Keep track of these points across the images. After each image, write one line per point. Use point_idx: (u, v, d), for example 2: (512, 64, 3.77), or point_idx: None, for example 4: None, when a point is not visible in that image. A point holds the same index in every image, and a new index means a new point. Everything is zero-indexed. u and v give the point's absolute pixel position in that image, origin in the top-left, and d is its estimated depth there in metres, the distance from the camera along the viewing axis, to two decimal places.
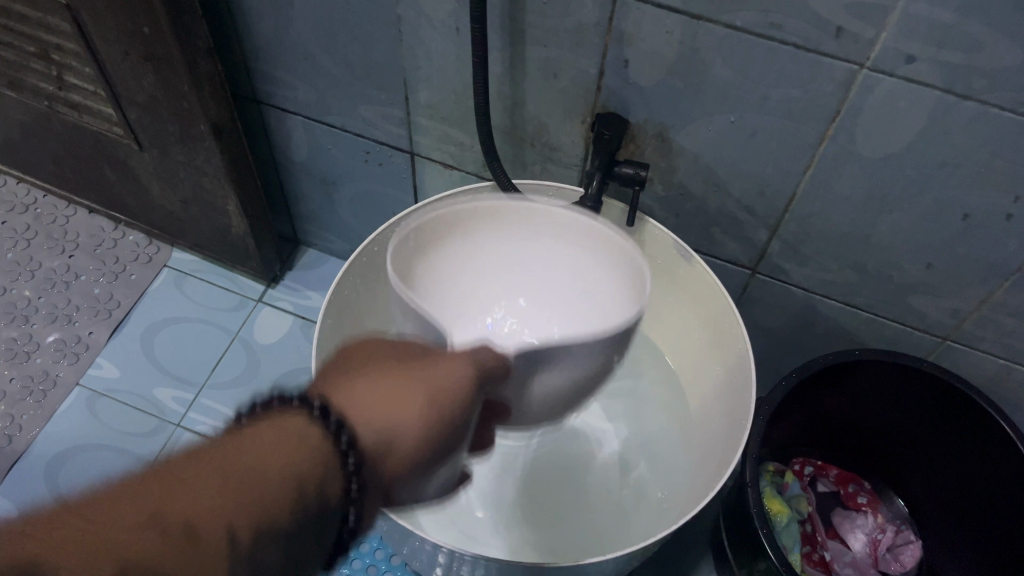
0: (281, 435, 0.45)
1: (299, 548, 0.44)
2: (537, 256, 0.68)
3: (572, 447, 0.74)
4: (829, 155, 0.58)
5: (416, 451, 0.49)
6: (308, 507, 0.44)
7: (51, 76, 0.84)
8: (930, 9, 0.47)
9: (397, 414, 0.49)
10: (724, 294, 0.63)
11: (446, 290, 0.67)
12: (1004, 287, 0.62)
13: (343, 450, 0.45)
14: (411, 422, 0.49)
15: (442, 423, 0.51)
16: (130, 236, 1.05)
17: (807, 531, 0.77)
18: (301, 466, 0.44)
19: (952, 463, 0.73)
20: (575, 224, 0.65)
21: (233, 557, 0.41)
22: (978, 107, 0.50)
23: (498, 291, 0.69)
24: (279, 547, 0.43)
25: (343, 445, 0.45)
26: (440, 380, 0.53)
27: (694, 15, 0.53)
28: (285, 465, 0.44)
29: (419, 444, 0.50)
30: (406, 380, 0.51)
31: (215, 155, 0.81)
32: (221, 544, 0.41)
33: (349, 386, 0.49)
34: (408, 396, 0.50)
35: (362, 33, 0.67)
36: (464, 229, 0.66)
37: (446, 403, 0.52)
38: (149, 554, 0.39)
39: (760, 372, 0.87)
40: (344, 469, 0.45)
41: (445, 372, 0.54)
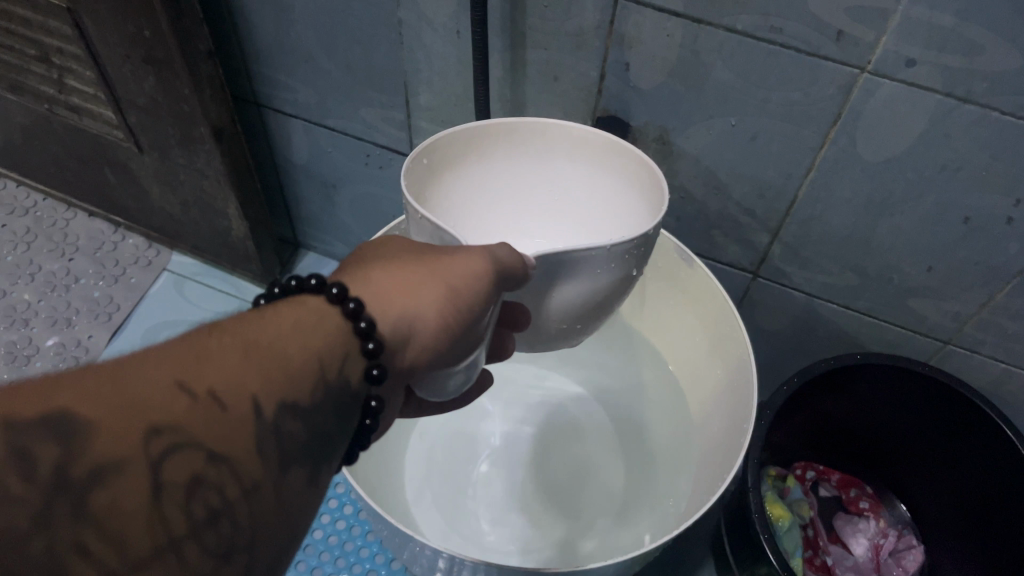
0: (301, 310, 0.37)
1: (325, 437, 0.36)
2: (551, 176, 0.62)
3: (572, 452, 0.74)
4: (829, 158, 0.58)
5: (450, 333, 0.41)
6: (334, 388, 0.36)
7: (52, 80, 0.84)
8: (930, 13, 0.47)
9: (422, 292, 0.40)
10: (724, 298, 0.63)
11: (459, 215, 0.61)
12: (1004, 290, 0.62)
13: (361, 326, 0.37)
14: (429, 303, 0.40)
15: (463, 325, 0.42)
16: (130, 239, 1.05)
17: (809, 535, 0.76)
18: (325, 336, 0.36)
19: (953, 468, 0.73)
20: (595, 144, 0.58)
21: (258, 437, 0.32)
22: (978, 111, 0.50)
23: (512, 212, 0.64)
24: (303, 421, 0.34)
25: (363, 324, 0.37)
26: (472, 271, 0.41)
27: (695, 18, 0.53)
28: (304, 355, 0.35)
29: (452, 329, 0.41)
30: (433, 274, 0.41)
31: (216, 157, 0.81)
32: (247, 421, 0.32)
33: (366, 270, 0.41)
34: (427, 277, 0.41)
35: (363, 35, 0.67)
36: (470, 137, 0.57)
37: (476, 291, 0.41)
38: (170, 412, 0.29)
39: (760, 377, 0.86)
40: (367, 353, 0.38)
41: (473, 259, 0.42)
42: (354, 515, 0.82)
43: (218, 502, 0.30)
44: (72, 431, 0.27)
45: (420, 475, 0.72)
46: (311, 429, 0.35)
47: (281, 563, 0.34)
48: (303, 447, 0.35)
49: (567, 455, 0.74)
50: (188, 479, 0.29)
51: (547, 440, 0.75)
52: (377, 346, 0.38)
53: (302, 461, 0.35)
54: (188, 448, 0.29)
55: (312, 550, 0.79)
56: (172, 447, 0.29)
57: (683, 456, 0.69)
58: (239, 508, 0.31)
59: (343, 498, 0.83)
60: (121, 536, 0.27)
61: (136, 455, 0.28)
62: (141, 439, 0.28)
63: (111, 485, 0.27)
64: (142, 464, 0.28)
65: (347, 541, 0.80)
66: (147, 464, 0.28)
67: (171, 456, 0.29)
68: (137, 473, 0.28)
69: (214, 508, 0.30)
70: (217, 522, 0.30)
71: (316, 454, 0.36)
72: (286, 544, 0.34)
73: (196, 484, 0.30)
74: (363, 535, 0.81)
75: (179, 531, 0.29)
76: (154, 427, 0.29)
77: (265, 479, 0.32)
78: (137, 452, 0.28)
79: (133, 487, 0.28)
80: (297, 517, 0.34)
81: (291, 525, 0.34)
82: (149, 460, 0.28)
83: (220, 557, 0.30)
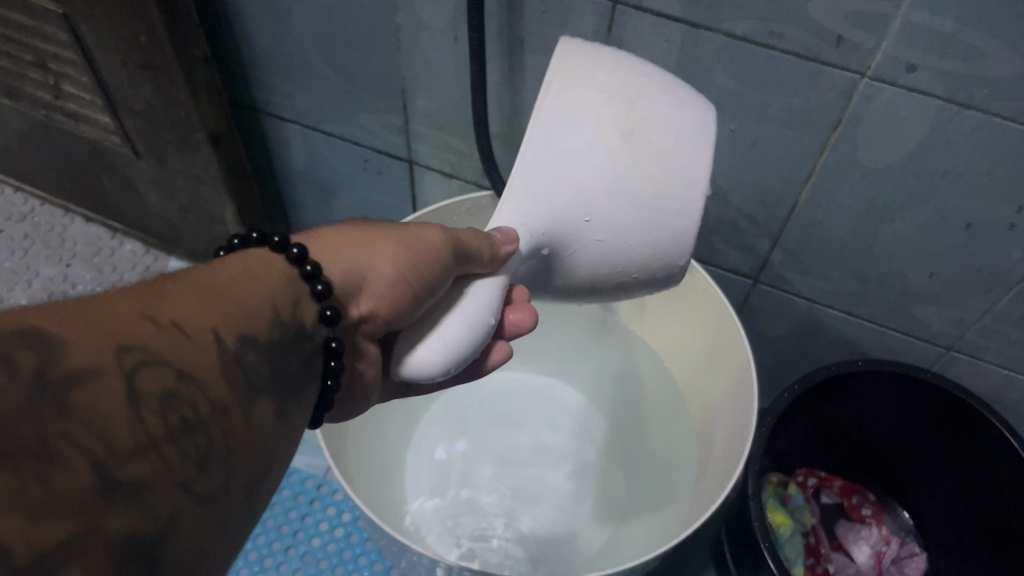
0: (249, 261, 0.39)
1: (287, 377, 0.37)
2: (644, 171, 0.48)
3: (572, 459, 0.74)
4: (830, 164, 0.57)
5: (405, 283, 0.44)
6: (290, 328, 0.38)
7: (48, 85, 0.83)
8: (931, 19, 0.46)
9: (379, 251, 0.44)
10: (725, 304, 0.63)
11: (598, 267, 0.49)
12: (1006, 297, 0.61)
13: (308, 270, 0.40)
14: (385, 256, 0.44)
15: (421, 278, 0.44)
16: (127, 245, 1.04)
17: (811, 542, 0.76)
18: (273, 282, 0.38)
19: (956, 474, 0.72)
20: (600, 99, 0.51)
21: (222, 363, 0.33)
22: (980, 116, 0.50)
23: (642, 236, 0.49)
24: (262, 356, 0.35)
25: (309, 268, 0.40)
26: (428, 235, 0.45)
27: (694, 24, 0.52)
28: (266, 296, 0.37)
29: (409, 278, 0.44)
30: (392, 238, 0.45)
31: (213, 163, 0.81)
32: (209, 347, 0.32)
33: (329, 231, 0.45)
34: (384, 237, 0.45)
35: (360, 41, 0.66)
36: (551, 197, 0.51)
37: (430, 246, 0.45)
38: (135, 332, 0.30)
39: (761, 383, 0.86)
40: (315, 295, 0.40)
41: (431, 233, 0.46)
42: (353, 521, 0.82)
43: (189, 416, 0.30)
44: (48, 340, 0.27)
45: (418, 483, 0.72)
46: (271, 365, 0.36)
47: (256, 487, 0.34)
48: (266, 380, 0.35)
49: (567, 463, 0.74)
50: (159, 392, 0.29)
51: (546, 446, 0.75)
52: (325, 290, 0.40)
53: (268, 394, 0.35)
54: (155, 363, 0.30)
55: (311, 557, 0.79)
56: (141, 361, 0.29)
57: (683, 461, 0.69)
58: (211, 425, 0.31)
59: (342, 504, 0.82)
60: (103, 431, 0.27)
61: (108, 364, 0.28)
62: (112, 354, 0.28)
63: (89, 386, 0.27)
64: (114, 373, 0.28)
65: (345, 548, 0.80)
66: (118, 374, 0.28)
67: (143, 368, 0.29)
68: (110, 378, 0.28)
69: (186, 421, 0.30)
70: (191, 434, 0.30)
71: (280, 391, 0.36)
72: (260, 472, 0.34)
73: (167, 396, 0.30)
74: (362, 542, 0.80)
75: (157, 434, 0.29)
76: (122, 345, 0.29)
77: (233, 404, 0.33)
78: (109, 361, 0.28)
79: (109, 390, 0.28)
80: (267, 447, 0.35)
81: (263, 454, 0.34)
82: (121, 370, 0.28)
83: (198, 466, 0.30)
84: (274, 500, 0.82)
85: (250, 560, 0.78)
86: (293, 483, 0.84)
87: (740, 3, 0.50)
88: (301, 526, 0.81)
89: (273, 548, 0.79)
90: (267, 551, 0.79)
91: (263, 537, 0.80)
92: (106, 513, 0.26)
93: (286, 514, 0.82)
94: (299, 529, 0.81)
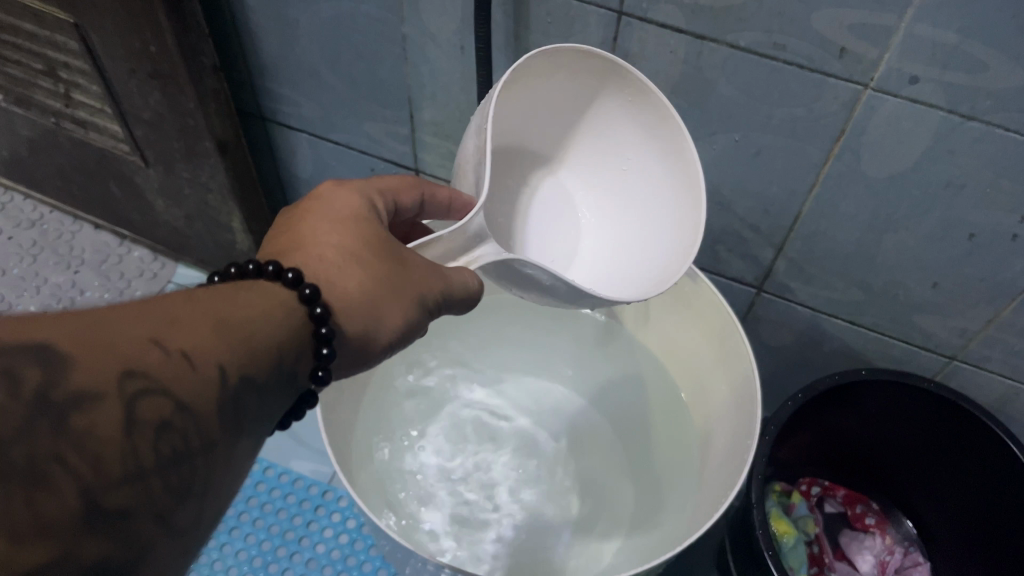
0: (260, 294, 0.38)
1: (275, 414, 0.37)
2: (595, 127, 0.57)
3: (574, 471, 0.74)
4: (834, 174, 0.58)
5: (405, 332, 0.44)
6: (286, 371, 0.37)
7: (58, 94, 0.84)
8: (933, 30, 0.47)
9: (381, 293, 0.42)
10: (731, 314, 0.63)
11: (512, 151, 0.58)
12: (1010, 307, 0.61)
13: (321, 334, 0.39)
14: (394, 312, 0.43)
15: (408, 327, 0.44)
16: (135, 252, 1.05)
17: (814, 551, 0.76)
18: (281, 323, 0.37)
19: (960, 484, 0.72)
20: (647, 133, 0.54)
21: (221, 397, 0.33)
22: (983, 127, 0.50)
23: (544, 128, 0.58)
24: (259, 394, 0.35)
25: (325, 332, 0.39)
26: (430, 280, 0.44)
27: (698, 35, 0.53)
28: (272, 336, 0.36)
29: (407, 328, 0.44)
30: (399, 286, 0.43)
31: (220, 171, 0.81)
32: (212, 382, 0.32)
33: (331, 274, 0.41)
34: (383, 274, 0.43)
35: (367, 51, 0.67)
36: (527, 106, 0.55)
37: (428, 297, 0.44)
38: (144, 359, 0.30)
39: (766, 391, 0.86)
40: (319, 357, 0.39)
41: (428, 278, 0.44)
42: (358, 528, 0.81)
43: (180, 448, 0.31)
44: (55, 361, 0.28)
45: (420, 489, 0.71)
46: (267, 402, 0.36)
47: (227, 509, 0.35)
48: (258, 414, 0.35)
49: (569, 474, 0.74)
50: (156, 422, 0.30)
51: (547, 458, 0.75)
52: (331, 353, 0.39)
53: (255, 431, 0.35)
54: (157, 394, 0.30)
55: (315, 563, 0.79)
56: (143, 390, 0.30)
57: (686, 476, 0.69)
58: (199, 458, 0.32)
59: (346, 510, 0.82)
60: (95, 456, 0.28)
61: (110, 391, 0.29)
62: (117, 379, 0.29)
63: (87, 411, 0.28)
64: (115, 400, 0.29)
65: (350, 555, 0.80)
66: (119, 401, 0.29)
67: (143, 398, 0.30)
68: (110, 406, 0.29)
69: (177, 453, 0.31)
70: (179, 466, 0.31)
71: (264, 429, 0.36)
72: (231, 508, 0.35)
73: (163, 427, 0.30)
74: (366, 548, 0.80)
75: (146, 463, 0.30)
76: (127, 370, 0.29)
77: (224, 439, 0.33)
78: (111, 388, 0.29)
79: (107, 417, 0.28)
80: (241, 484, 0.35)
81: (236, 490, 0.35)
82: (121, 399, 0.29)
83: (180, 497, 0.31)
84: (279, 506, 0.83)
85: (255, 567, 0.79)
86: (297, 489, 0.84)
87: (744, 15, 0.50)
88: (305, 532, 0.81)
89: (277, 554, 0.80)
90: (271, 557, 0.79)
91: (268, 543, 0.80)
92: (84, 540, 0.27)
93: (290, 520, 0.82)
94: (304, 536, 0.81)
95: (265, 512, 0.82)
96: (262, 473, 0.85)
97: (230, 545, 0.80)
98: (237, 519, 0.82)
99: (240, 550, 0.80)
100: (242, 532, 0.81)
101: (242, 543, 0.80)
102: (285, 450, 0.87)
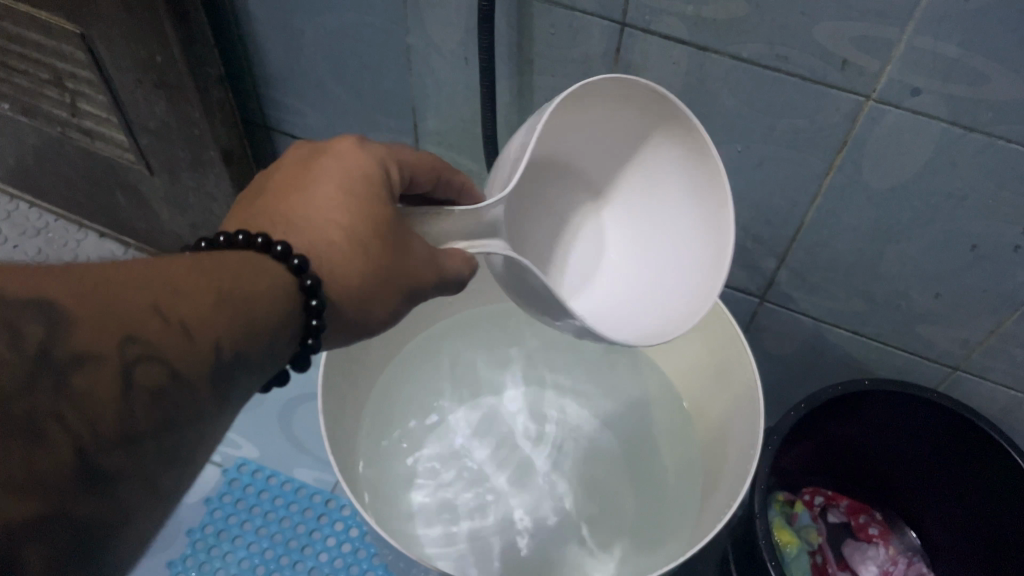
0: (263, 271, 0.37)
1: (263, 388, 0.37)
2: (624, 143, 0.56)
3: (576, 475, 0.74)
4: (836, 185, 0.58)
5: (392, 320, 0.44)
6: (279, 348, 0.37)
7: (65, 104, 0.85)
8: (935, 43, 0.47)
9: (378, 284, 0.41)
10: (731, 322, 0.63)
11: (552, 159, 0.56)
12: (1012, 317, 0.61)
13: (313, 326, 0.38)
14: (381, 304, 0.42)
15: (393, 314, 0.44)
16: (139, 260, 1.05)
17: (818, 562, 0.76)
18: (282, 305, 0.37)
19: (962, 493, 0.72)
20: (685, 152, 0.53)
21: (215, 371, 0.33)
22: (984, 139, 0.50)
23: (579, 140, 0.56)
24: (252, 369, 0.35)
25: (315, 323, 0.38)
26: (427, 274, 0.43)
27: (701, 47, 0.53)
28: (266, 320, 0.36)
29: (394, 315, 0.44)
30: (394, 279, 0.42)
31: (225, 181, 0.82)
32: (208, 354, 0.32)
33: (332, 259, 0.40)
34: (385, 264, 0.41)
35: (371, 61, 0.67)
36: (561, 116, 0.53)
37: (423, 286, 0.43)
38: (145, 325, 0.30)
39: (768, 401, 0.86)
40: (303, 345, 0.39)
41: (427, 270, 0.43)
42: (359, 538, 0.81)
43: (175, 416, 0.31)
44: (60, 318, 0.28)
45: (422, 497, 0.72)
46: (261, 378, 0.36)
47: None
48: (250, 389, 0.35)
49: (573, 479, 0.74)
50: (152, 390, 0.30)
51: (549, 463, 0.75)
52: (315, 343, 0.39)
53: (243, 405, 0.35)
54: (154, 362, 0.30)
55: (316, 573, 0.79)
56: (143, 356, 0.30)
57: (688, 486, 0.69)
58: (193, 427, 0.32)
59: (349, 520, 0.82)
60: (92, 415, 0.28)
61: (110, 353, 0.29)
62: (116, 343, 0.29)
63: (86, 372, 0.28)
64: (114, 362, 0.29)
65: (352, 564, 0.80)
66: (118, 366, 0.29)
67: (142, 363, 0.30)
68: (109, 368, 0.29)
69: (171, 421, 0.31)
70: (173, 432, 0.31)
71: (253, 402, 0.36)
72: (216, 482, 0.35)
73: (158, 396, 0.30)
74: (368, 558, 0.80)
75: (141, 428, 0.30)
76: (128, 335, 0.30)
77: (216, 410, 0.33)
78: (110, 350, 0.29)
79: (106, 378, 0.29)
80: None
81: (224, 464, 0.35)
82: (121, 362, 0.29)
83: (171, 464, 0.31)
84: (282, 515, 0.83)
85: None
86: (300, 498, 0.84)
87: (746, 27, 0.51)
88: (307, 541, 0.81)
89: (279, 563, 0.80)
90: (273, 566, 0.79)
91: (270, 552, 0.80)
92: (74, 498, 0.27)
93: (293, 529, 0.82)
94: (306, 545, 0.81)
95: (268, 521, 0.82)
96: (265, 482, 0.85)
97: (233, 553, 0.80)
98: (240, 528, 0.82)
99: (242, 559, 0.80)
100: (245, 541, 0.81)
101: (244, 552, 0.80)
102: (288, 458, 0.87)
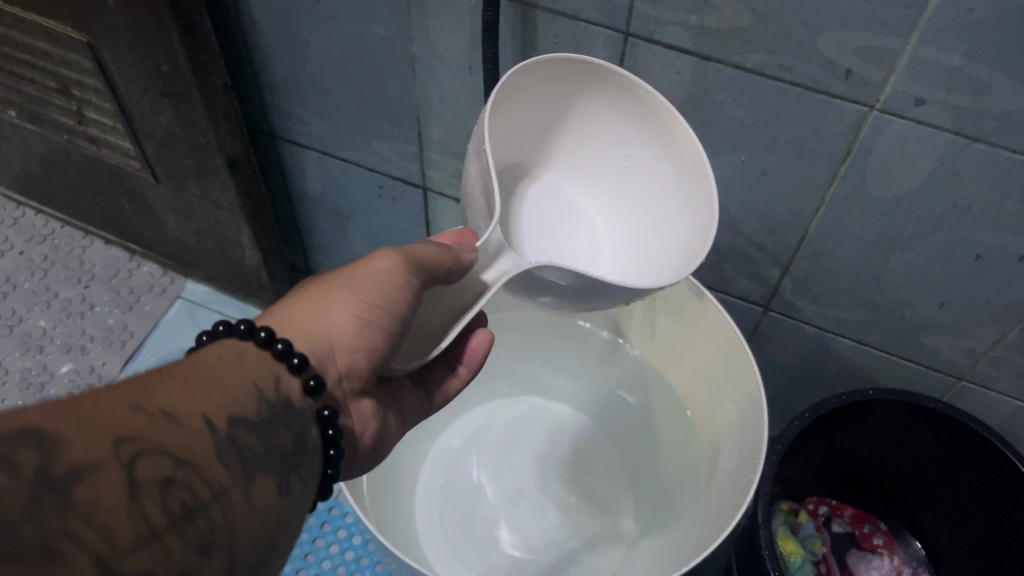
0: (218, 354, 0.38)
1: (286, 452, 0.37)
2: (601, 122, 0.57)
3: (582, 485, 0.74)
4: (840, 195, 0.58)
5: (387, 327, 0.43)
6: (276, 405, 0.38)
7: (71, 111, 0.85)
8: (938, 54, 0.47)
9: (334, 305, 0.43)
10: (738, 333, 0.63)
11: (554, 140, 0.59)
12: (1017, 327, 0.61)
13: (293, 363, 0.39)
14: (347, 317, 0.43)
15: (388, 320, 0.43)
16: (145, 267, 1.06)
17: (821, 571, 0.75)
18: (258, 370, 0.38)
19: (966, 503, 0.72)
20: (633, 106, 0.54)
21: (216, 447, 0.33)
22: (987, 149, 0.50)
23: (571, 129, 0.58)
24: (256, 431, 0.36)
25: (295, 362, 0.39)
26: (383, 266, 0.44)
27: (704, 56, 0.53)
28: (240, 376, 0.37)
29: (390, 320, 0.43)
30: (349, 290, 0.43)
31: (230, 188, 0.82)
32: (201, 433, 0.33)
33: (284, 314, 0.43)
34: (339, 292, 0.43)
35: (376, 71, 0.68)
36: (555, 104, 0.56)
37: (385, 279, 0.43)
38: (131, 426, 0.30)
39: (773, 409, 0.86)
40: (309, 391, 0.40)
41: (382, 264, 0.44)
42: (364, 545, 0.82)
43: (190, 502, 0.31)
44: (49, 440, 0.28)
45: (430, 525, 0.71)
46: (270, 443, 0.37)
47: (269, 562, 0.35)
48: (266, 458, 0.36)
49: (578, 489, 0.74)
50: (159, 481, 0.30)
51: (556, 476, 0.74)
52: (319, 386, 0.40)
53: (267, 469, 0.36)
54: (152, 453, 0.30)
55: None
56: (139, 452, 0.30)
57: (694, 493, 0.69)
58: (212, 507, 0.32)
59: (353, 527, 0.82)
60: (104, 524, 0.28)
61: (108, 458, 0.29)
62: (110, 446, 0.29)
63: (89, 483, 0.28)
64: (113, 466, 0.29)
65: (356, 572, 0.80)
66: (118, 466, 0.29)
67: (140, 460, 0.30)
68: (111, 472, 0.29)
69: (187, 507, 0.31)
70: (192, 520, 0.31)
71: (281, 465, 0.37)
72: (266, 545, 0.35)
73: (167, 484, 0.31)
74: (371, 566, 0.80)
75: (159, 523, 0.30)
76: (120, 437, 0.30)
77: (233, 485, 0.34)
78: (107, 455, 0.29)
79: (112, 483, 0.29)
80: (274, 523, 0.35)
81: (268, 529, 0.35)
82: (119, 463, 0.29)
83: (201, 552, 0.31)
84: None
85: None
86: None
87: (750, 37, 0.51)
88: (311, 548, 0.81)
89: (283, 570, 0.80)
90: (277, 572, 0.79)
91: None
92: None
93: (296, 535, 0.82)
94: (310, 552, 0.81)
95: None
96: None
97: None
98: None
99: None
100: None
101: None
102: None
